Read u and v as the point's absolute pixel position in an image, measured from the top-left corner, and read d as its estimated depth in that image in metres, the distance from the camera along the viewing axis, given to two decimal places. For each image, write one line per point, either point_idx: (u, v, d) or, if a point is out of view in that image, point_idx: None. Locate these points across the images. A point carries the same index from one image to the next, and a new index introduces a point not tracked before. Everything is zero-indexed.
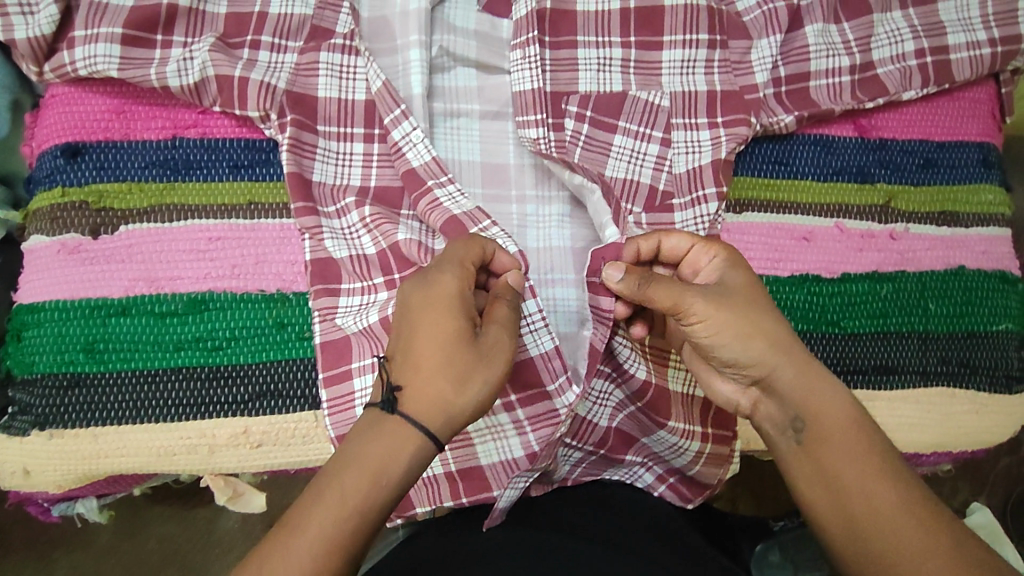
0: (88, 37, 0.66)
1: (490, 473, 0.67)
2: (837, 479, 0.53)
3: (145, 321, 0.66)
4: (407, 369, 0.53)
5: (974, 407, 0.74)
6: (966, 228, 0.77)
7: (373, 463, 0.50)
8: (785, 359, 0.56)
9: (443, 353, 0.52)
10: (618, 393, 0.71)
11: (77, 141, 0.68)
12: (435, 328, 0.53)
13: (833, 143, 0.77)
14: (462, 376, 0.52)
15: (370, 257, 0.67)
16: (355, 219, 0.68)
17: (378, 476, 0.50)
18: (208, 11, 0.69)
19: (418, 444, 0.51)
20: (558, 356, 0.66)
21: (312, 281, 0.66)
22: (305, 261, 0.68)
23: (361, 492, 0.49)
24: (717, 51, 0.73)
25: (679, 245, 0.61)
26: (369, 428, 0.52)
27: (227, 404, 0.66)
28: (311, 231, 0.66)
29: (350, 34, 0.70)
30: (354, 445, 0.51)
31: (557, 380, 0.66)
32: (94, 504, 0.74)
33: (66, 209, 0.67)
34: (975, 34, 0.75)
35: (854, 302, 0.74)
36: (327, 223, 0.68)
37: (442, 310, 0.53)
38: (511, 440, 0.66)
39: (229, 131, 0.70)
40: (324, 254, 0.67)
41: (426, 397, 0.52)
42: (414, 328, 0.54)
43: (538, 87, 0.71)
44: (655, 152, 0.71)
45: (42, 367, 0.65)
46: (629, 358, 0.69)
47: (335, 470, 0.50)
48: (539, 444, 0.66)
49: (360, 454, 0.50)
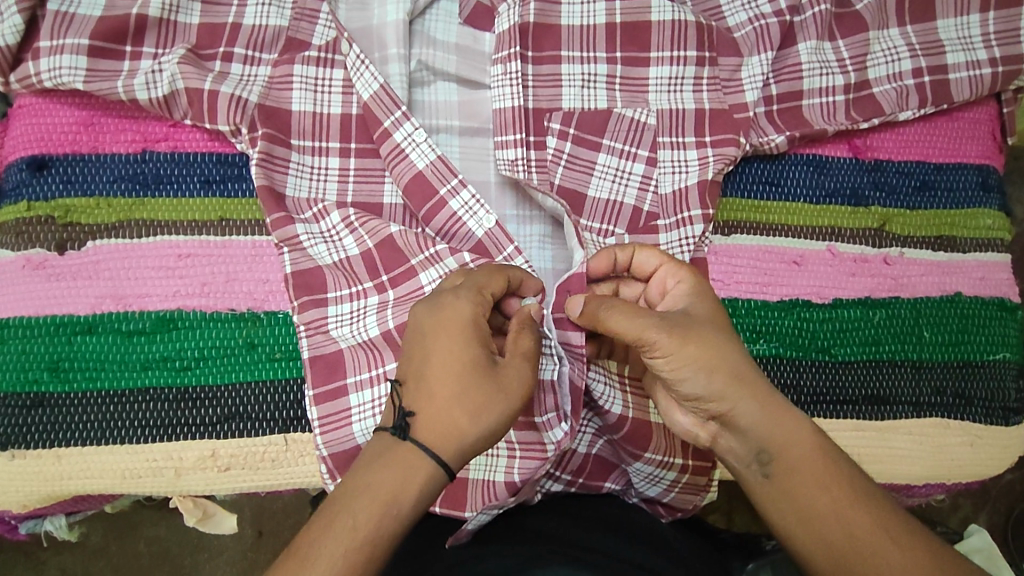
0: (54, 48, 0.65)
1: (470, 493, 0.64)
2: (810, 510, 0.50)
3: (110, 339, 0.64)
4: (421, 397, 0.52)
5: (970, 439, 0.72)
6: (964, 254, 0.75)
7: (384, 493, 0.48)
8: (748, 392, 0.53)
9: (458, 381, 0.51)
10: (596, 421, 0.69)
11: (44, 155, 0.67)
12: (450, 356, 0.52)
13: (826, 163, 0.74)
14: (477, 407, 0.51)
15: (353, 260, 0.65)
16: (336, 220, 0.66)
17: (390, 508, 0.48)
18: (180, 21, 0.68)
19: (429, 475, 0.49)
20: (552, 391, 0.64)
21: (297, 294, 0.64)
22: (283, 276, 0.66)
23: (372, 524, 0.47)
24: (706, 68, 0.70)
25: (647, 263, 0.60)
26: (380, 456, 0.50)
27: (194, 426, 0.64)
28: (290, 242, 0.65)
29: (327, 47, 0.68)
30: (366, 470, 0.49)
31: (546, 414, 0.64)
32: (63, 521, 0.72)
33: (32, 224, 0.66)
34: (975, 52, 0.72)
35: (845, 329, 0.72)
36: (305, 228, 0.66)
37: (457, 338, 0.52)
38: (499, 460, 0.65)
39: (202, 145, 0.68)
40: (307, 265, 0.65)
41: (439, 428, 0.50)
42: (428, 354, 0.52)
43: (519, 105, 0.68)
44: (639, 172, 0.69)
45: (3, 386, 0.63)
46: (605, 392, 0.67)
47: (347, 497, 0.48)
48: (522, 477, 0.63)
49: (374, 482, 0.49)
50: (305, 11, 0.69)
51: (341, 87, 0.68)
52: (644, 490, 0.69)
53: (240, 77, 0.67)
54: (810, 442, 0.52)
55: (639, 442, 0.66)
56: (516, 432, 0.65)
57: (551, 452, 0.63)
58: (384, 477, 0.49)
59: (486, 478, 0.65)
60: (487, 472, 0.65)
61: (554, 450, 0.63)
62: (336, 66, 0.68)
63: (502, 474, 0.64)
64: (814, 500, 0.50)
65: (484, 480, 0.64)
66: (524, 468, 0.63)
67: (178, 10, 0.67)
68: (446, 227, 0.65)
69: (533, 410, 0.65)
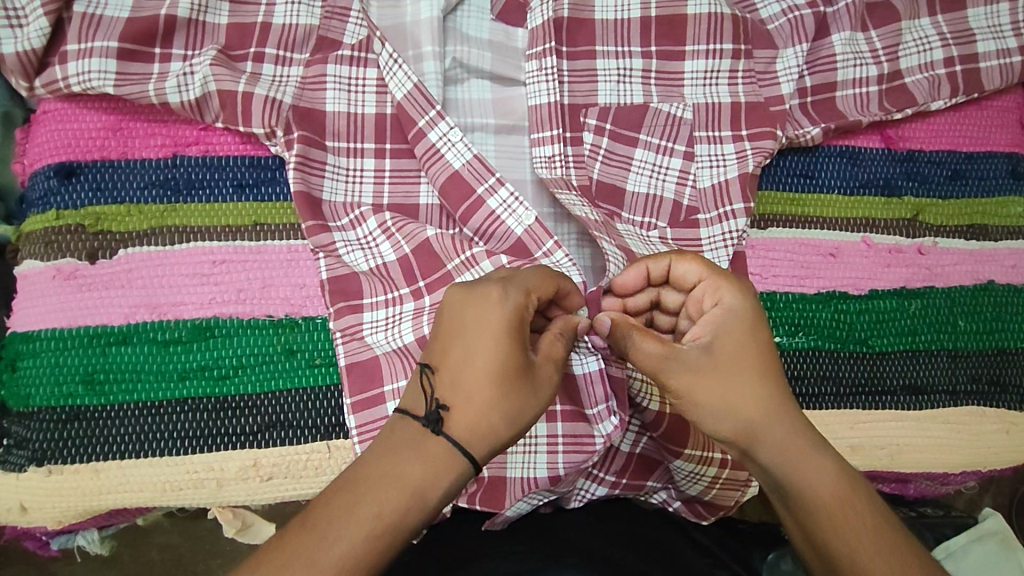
0: (81, 51, 0.63)
1: (509, 487, 0.64)
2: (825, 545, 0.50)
3: (147, 349, 0.63)
4: (452, 391, 0.49)
5: (1007, 427, 0.72)
6: (995, 242, 0.75)
7: (413, 484, 0.46)
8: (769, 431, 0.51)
9: (494, 375, 0.49)
10: (636, 421, 0.69)
11: (71, 161, 0.65)
12: (486, 354, 0.49)
13: (859, 154, 0.74)
14: (511, 408, 0.49)
15: (390, 267, 0.64)
16: (373, 226, 0.65)
17: (413, 503, 0.46)
18: (209, 22, 0.66)
19: (458, 473, 0.48)
20: (601, 381, 0.64)
21: (333, 300, 0.63)
22: (319, 283, 0.65)
23: (392, 516, 0.45)
24: (741, 61, 0.70)
25: (686, 276, 0.56)
26: (411, 442, 0.48)
27: (235, 436, 0.62)
28: (326, 249, 0.64)
29: (359, 46, 0.67)
30: (395, 456, 0.47)
31: (596, 406, 0.64)
32: (95, 535, 0.70)
33: (62, 233, 0.64)
34: (1005, 41, 0.73)
35: (882, 320, 0.72)
36: (341, 235, 0.65)
37: (496, 337, 0.49)
38: (538, 457, 0.64)
39: (233, 148, 0.67)
40: (343, 271, 0.64)
41: (472, 425, 0.48)
42: (467, 344, 0.50)
43: (555, 100, 0.67)
44: (677, 166, 0.68)
45: (39, 400, 0.62)
46: (640, 390, 0.66)
47: (368, 486, 0.46)
48: (565, 470, 0.64)
49: (399, 474, 0.46)
50: (336, 9, 0.67)
51: (375, 86, 0.67)
52: (684, 487, 0.68)
53: (272, 78, 0.66)
54: (831, 470, 0.51)
55: (679, 440, 0.66)
56: (561, 423, 0.65)
57: (600, 446, 0.64)
58: (408, 470, 0.46)
59: (524, 475, 0.64)
60: (526, 470, 0.64)
61: (603, 443, 0.64)
62: (369, 65, 0.67)
63: (543, 471, 0.64)
64: (834, 538, 0.49)
65: (521, 478, 0.64)
66: (568, 462, 0.64)
67: (206, 10, 0.66)
68: (484, 227, 0.64)
69: (582, 401, 0.65)
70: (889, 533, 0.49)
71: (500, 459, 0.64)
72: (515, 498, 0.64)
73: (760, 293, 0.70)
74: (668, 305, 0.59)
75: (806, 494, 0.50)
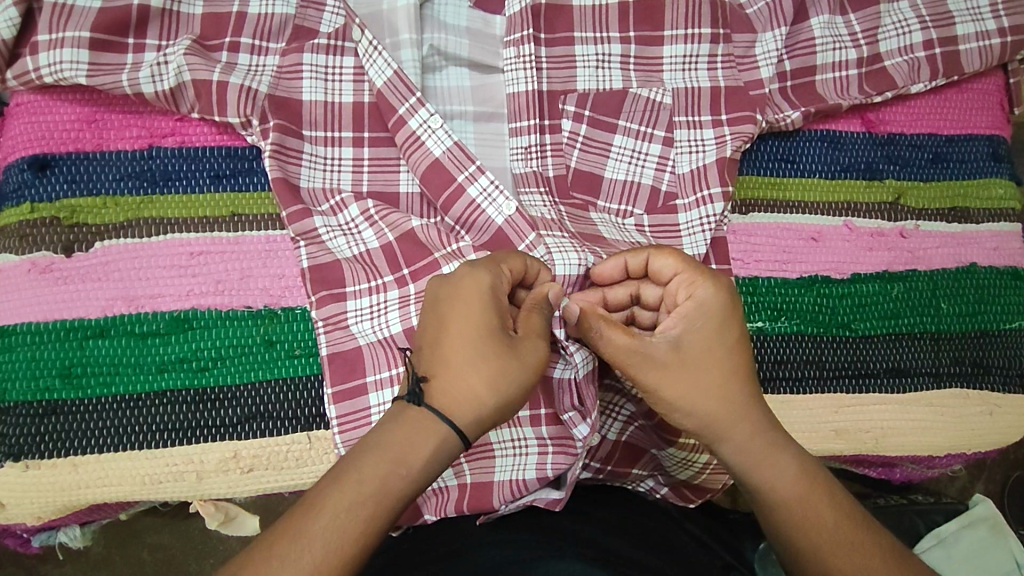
0: (53, 42, 0.62)
1: (498, 489, 0.62)
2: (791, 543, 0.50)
3: (124, 342, 0.62)
4: (434, 361, 0.50)
5: (990, 409, 0.72)
6: (977, 225, 0.75)
7: (395, 458, 0.47)
8: (734, 427, 0.52)
9: (474, 348, 0.50)
10: (627, 408, 0.67)
11: (45, 154, 0.64)
12: (465, 322, 0.50)
13: (840, 138, 0.74)
14: (492, 372, 0.50)
15: (373, 253, 0.64)
16: (355, 212, 0.65)
17: (395, 472, 0.46)
18: (183, 12, 0.66)
19: (439, 440, 0.48)
20: (569, 392, 0.61)
21: (315, 289, 0.62)
22: (297, 273, 0.64)
23: (375, 490, 0.46)
24: (720, 45, 0.70)
25: (663, 270, 0.55)
26: (393, 420, 0.48)
27: (214, 428, 0.62)
28: (307, 236, 0.63)
29: (335, 35, 0.67)
30: (380, 433, 0.48)
31: (569, 412, 0.61)
32: (77, 532, 0.69)
33: (37, 226, 0.63)
34: (984, 23, 0.73)
35: (865, 303, 0.71)
36: (322, 220, 0.64)
37: (472, 307, 0.51)
38: (529, 459, 0.63)
39: (210, 138, 0.66)
40: (325, 259, 0.63)
41: (453, 393, 0.49)
42: (446, 320, 0.51)
43: (533, 89, 0.67)
44: (657, 152, 0.68)
45: (15, 395, 0.61)
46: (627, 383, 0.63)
47: (352, 461, 0.47)
48: (553, 470, 0.62)
49: (384, 447, 0.47)
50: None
51: (352, 75, 0.67)
52: (675, 475, 0.68)
53: (248, 68, 0.65)
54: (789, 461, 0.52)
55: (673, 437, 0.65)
56: (549, 427, 0.64)
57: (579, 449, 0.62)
58: (391, 441, 0.47)
59: (514, 477, 0.63)
60: (516, 472, 0.63)
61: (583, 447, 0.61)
62: (346, 53, 0.67)
63: (531, 472, 0.62)
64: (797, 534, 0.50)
65: (511, 482, 0.62)
66: (557, 465, 0.62)
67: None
68: (465, 216, 0.63)
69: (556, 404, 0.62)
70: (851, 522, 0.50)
71: (487, 461, 0.63)
72: (504, 499, 0.62)
73: (742, 277, 0.70)
74: (649, 299, 0.58)
75: (772, 491, 0.51)
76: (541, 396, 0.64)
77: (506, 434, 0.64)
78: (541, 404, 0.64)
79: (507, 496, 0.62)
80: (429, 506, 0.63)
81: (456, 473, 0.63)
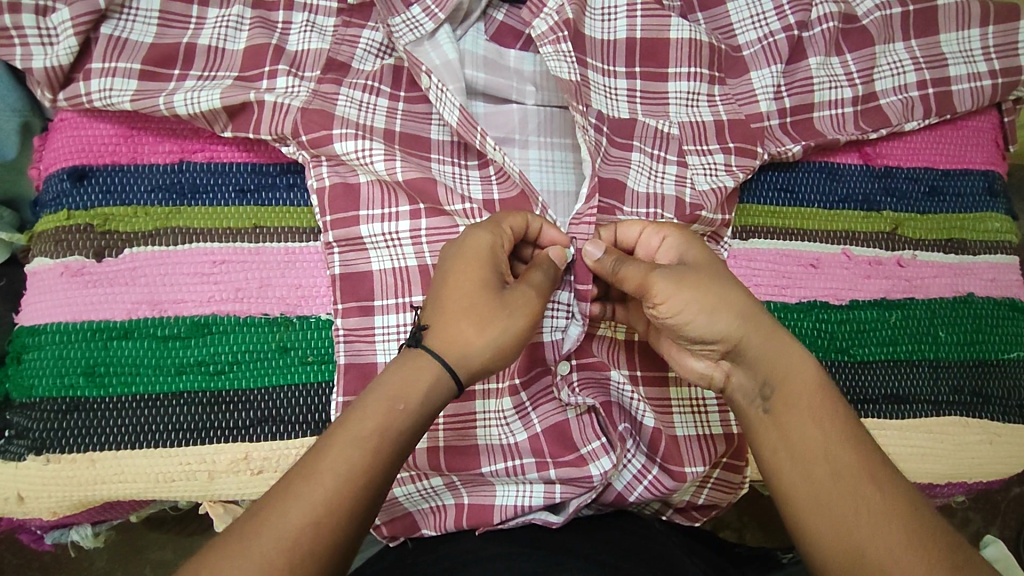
0: (104, 70, 0.68)
1: (501, 512, 0.63)
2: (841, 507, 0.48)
3: (147, 344, 0.65)
4: (435, 312, 0.55)
5: (989, 437, 0.72)
6: (974, 256, 0.77)
7: (391, 391, 0.51)
8: (752, 331, 0.55)
9: (470, 299, 0.55)
10: (640, 458, 0.66)
11: (83, 165, 0.69)
12: (466, 275, 0.55)
13: (838, 170, 0.77)
14: (482, 321, 0.54)
15: (410, 271, 0.66)
16: (404, 227, 0.66)
17: (396, 404, 0.50)
18: (227, 49, 0.71)
19: (436, 376, 0.53)
20: (592, 423, 0.65)
21: (343, 298, 0.66)
22: (331, 277, 0.67)
23: (381, 432, 0.49)
24: (716, 87, 0.74)
25: (629, 233, 0.61)
26: (398, 361, 0.54)
27: (227, 430, 0.64)
28: (344, 245, 0.67)
29: (373, 75, 0.69)
30: (375, 384, 0.52)
31: (590, 443, 0.64)
32: (89, 531, 0.71)
33: (72, 232, 0.67)
34: (976, 65, 0.76)
35: (863, 329, 0.73)
36: (368, 230, 0.66)
37: (476, 263, 0.56)
38: (534, 487, 0.64)
39: (237, 156, 0.71)
40: (359, 270, 0.66)
41: (447, 337, 0.54)
42: (447, 278, 0.56)
43: (575, 78, 0.67)
44: (674, 171, 0.70)
45: (40, 391, 0.64)
46: (636, 407, 0.66)
47: (360, 400, 0.51)
48: (561, 495, 0.63)
49: (386, 383, 0.51)
50: (346, 36, 0.71)
51: (386, 112, 0.68)
52: (676, 499, 0.69)
53: (284, 90, 0.68)
54: (808, 395, 0.53)
55: (674, 458, 0.65)
56: (555, 470, 0.63)
57: (597, 483, 0.63)
58: (389, 380, 0.52)
59: (518, 503, 0.64)
60: (521, 497, 0.64)
61: (600, 479, 0.63)
62: (381, 94, 0.69)
63: (540, 498, 0.63)
64: (840, 501, 0.48)
65: (514, 505, 0.63)
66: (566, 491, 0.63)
67: (225, 39, 0.71)
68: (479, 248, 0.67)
69: (576, 442, 0.64)
70: (861, 478, 0.49)
71: (485, 488, 0.65)
72: (507, 516, 0.63)
73: None
74: (626, 240, 0.62)
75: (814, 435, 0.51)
76: (553, 443, 0.65)
77: (503, 468, 0.64)
78: (545, 450, 0.64)
79: (510, 515, 0.63)
80: (428, 523, 0.65)
81: (453, 491, 0.65)
